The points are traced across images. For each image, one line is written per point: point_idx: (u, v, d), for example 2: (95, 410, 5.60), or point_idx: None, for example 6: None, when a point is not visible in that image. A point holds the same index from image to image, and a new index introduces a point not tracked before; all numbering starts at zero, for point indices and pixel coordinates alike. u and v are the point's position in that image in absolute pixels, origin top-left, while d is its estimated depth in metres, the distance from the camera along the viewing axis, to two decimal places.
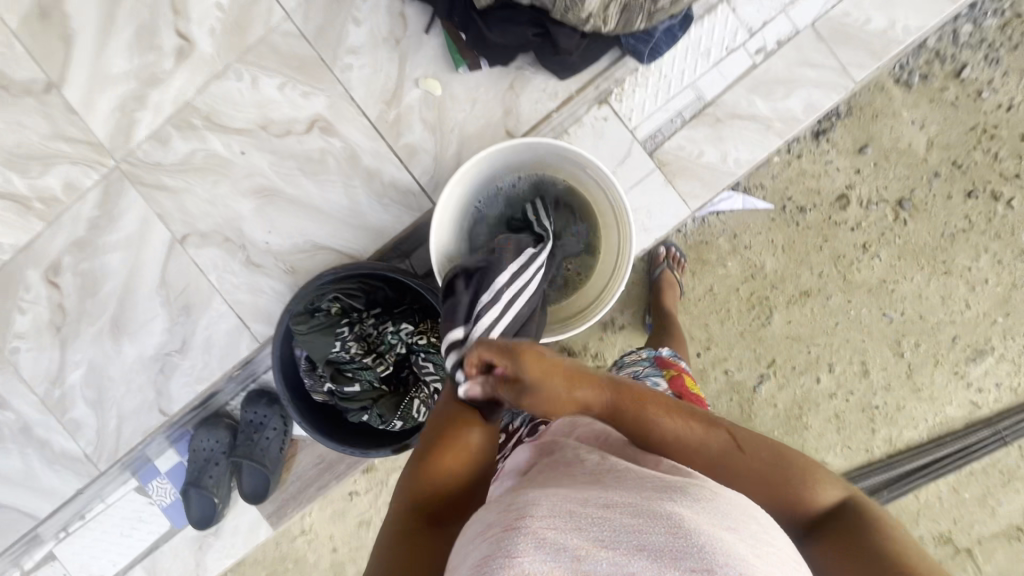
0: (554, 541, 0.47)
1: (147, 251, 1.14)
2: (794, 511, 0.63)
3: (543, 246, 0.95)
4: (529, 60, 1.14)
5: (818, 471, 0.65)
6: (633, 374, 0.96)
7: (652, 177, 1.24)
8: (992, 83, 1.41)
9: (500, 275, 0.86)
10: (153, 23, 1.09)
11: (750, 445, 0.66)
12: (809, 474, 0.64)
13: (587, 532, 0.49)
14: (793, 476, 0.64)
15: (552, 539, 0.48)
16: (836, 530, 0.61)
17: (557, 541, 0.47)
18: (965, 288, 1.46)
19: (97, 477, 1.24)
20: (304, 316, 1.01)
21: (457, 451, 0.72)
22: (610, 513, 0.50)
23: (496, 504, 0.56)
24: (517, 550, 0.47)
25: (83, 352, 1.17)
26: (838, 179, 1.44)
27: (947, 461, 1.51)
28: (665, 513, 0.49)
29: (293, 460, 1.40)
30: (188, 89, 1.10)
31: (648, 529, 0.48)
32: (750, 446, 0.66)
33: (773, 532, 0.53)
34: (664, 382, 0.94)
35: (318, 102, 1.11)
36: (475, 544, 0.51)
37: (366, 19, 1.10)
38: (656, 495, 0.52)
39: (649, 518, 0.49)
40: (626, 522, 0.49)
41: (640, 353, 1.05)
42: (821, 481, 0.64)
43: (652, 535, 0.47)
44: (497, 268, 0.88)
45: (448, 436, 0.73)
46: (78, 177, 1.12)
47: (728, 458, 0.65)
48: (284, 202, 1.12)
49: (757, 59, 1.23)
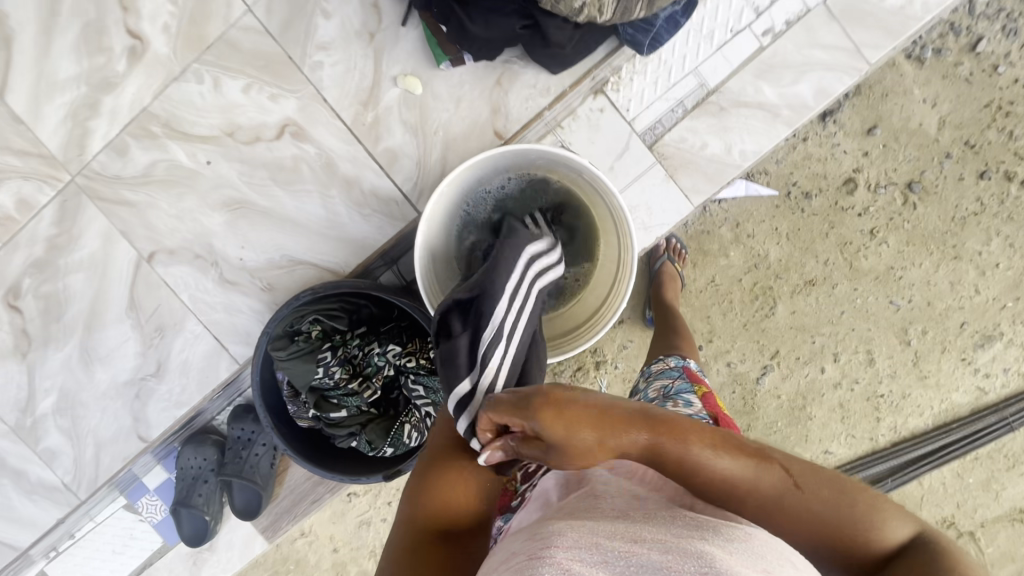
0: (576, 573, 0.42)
1: (113, 270, 1.07)
2: (859, 556, 0.54)
3: (536, 260, 0.88)
4: (517, 52, 1.05)
5: (885, 508, 0.55)
6: (663, 389, 0.91)
7: (652, 173, 1.16)
8: (1009, 56, 1.32)
9: (496, 306, 0.80)
10: (101, 23, 1.00)
11: (807, 482, 0.56)
12: (875, 513, 0.55)
13: (612, 565, 0.43)
14: (856, 515, 0.54)
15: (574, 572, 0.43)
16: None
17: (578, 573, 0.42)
18: (975, 272, 1.39)
19: (78, 505, 1.20)
20: (283, 341, 0.95)
21: (453, 475, 0.72)
22: (639, 548, 0.45)
23: (518, 540, 0.52)
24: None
25: (53, 378, 1.12)
26: (845, 162, 1.36)
27: (952, 448, 1.47)
28: (698, 551, 0.43)
29: (285, 474, 1.33)
30: (143, 95, 1.02)
31: (679, 564, 0.42)
32: (809, 483, 0.56)
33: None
34: (696, 400, 0.87)
35: (288, 105, 1.03)
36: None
37: (336, 11, 1.02)
38: (688, 534, 0.46)
39: (681, 555, 0.43)
40: (655, 558, 0.43)
41: (667, 362, 1.01)
42: (887, 520, 0.54)
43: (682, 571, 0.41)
44: (491, 294, 0.81)
45: (449, 461, 0.73)
46: (31, 193, 1.04)
47: (782, 501, 0.55)
48: (256, 215, 1.06)
49: (764, 41, 1.14)
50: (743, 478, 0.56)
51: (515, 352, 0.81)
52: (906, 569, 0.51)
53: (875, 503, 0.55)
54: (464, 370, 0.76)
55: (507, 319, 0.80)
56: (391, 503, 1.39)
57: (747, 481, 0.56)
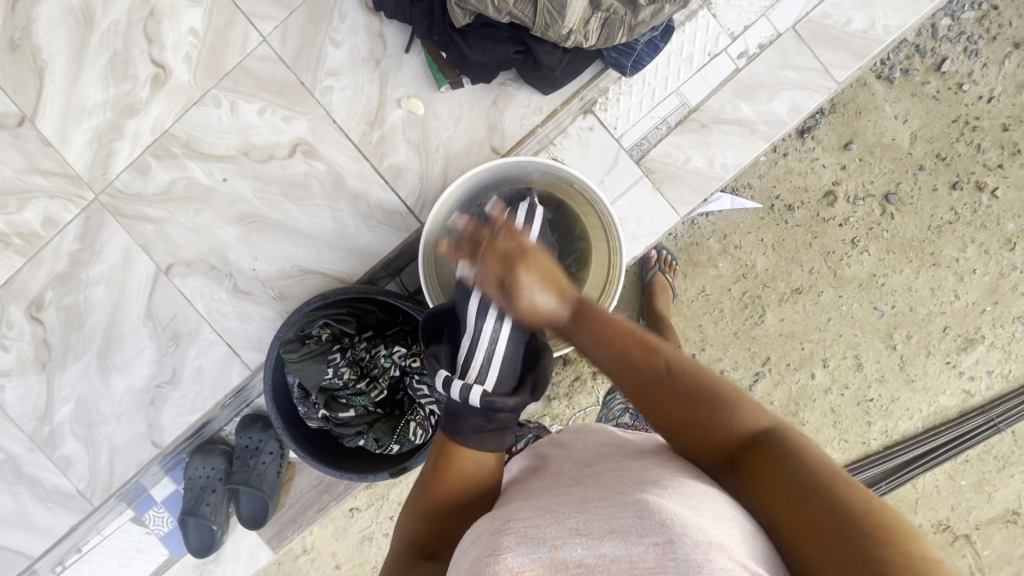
0: (533, 536, 0.48)
1: (132, 283, 1.13)
2: (724, 435, 0.53)
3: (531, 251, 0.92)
4: (511, 75, 1.14)
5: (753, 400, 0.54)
6: None
7: (639, 186, 1.23)
8: (972, 75, 1.42)
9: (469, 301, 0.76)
10: (127, 54, 1.09)
11: (679, 372, 0.57)
12: (741, 405, 0.54)
13: (563, 524, 0.49)
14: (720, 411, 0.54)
15: (531, 535, 0.48)
16: (753, 460, 0.50)
17: (534, 535, 0.48)
18: (954, 278, 1.46)
19: (92, 513, 1.24)
20: (295, 343, 1.01)
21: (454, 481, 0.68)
22: (587, 507, 0.51)
23: (483, 519, 0.56)
24: (496, 546, 0.47)
25: (71, 387, 1.16)
26: (824, 175, 1.45)
27: (943, 450, 1.51)
28: (635, 498, 0.49)
29: (291, 482, 1.36)
30: (165, 118, 1.10)
31: (618, 512, 0.48)
32: (677, 369, 0.57)
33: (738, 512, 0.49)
34: None
35: (300, 126, 1.11)
36: (459, 554, 0.52)
37: (345, 39, 1.10)
38: (631, 487, 0.51)
39: (619, 505, 0.48)
40: (599, 513, 0.49)
41: None
42: (747, 413, 0.54)
43: (620, 518, 0.47)
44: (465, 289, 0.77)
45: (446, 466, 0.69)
46: (57, 212, 1.11)
47: (653, 387, 0.57)
48: (269, 228, 1.12)
49: (740, 63, 1.23)
50: (621, 350, 0.60)
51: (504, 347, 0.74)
52: (758, 460, 0.50)
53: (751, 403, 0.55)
54: (448, 367, 0.78)
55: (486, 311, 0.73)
56: (393, 517, 1.40)
57: (625, 357, 0.59)
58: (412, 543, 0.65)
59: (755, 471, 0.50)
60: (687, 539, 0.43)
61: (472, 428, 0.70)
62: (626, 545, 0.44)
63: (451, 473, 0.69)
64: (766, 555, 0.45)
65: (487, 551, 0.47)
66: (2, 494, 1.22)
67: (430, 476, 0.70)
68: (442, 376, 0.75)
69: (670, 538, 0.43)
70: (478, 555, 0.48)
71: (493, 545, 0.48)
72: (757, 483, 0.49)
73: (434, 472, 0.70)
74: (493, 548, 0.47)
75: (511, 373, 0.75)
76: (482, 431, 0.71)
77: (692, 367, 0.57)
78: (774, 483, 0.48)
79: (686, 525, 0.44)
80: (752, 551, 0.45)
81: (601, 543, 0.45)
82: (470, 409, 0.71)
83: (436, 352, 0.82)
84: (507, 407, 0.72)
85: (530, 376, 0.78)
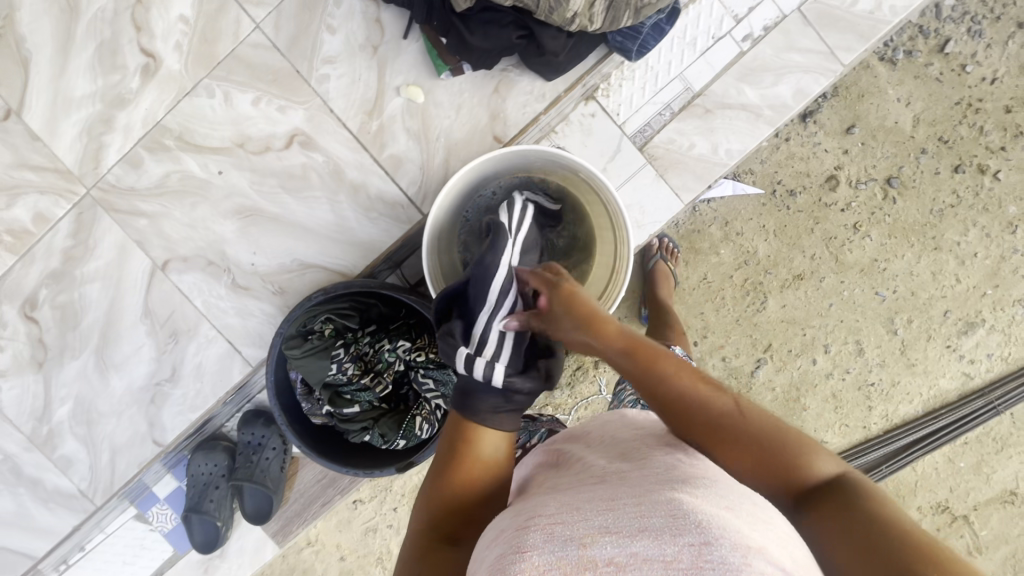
0: (560, 534, 0.48)
1: (128, 279, 1.11)
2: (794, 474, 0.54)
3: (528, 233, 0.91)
4: (513, 61, 1.11)
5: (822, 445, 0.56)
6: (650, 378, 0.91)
7: (642, 173, 1.21)
8: (975, 56, 1.40)
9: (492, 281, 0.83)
10: (115, 43, 1.05)
11: (750, 410, 0.59)
12: (808, 446, 0.56)
13: (591, 521, 0.48)
14: (788, 445, 0.55)
15: (558, 532, 0.48)
16: (824, 498, 0.52)
17: (561, 533, 0.48)
18: (955, 262, 1.45)
19: (94, 512, 1.22)
20: (297, 339, 0.99)
21: (471, 467, 0.70)
22: (616, 505, 0.50)
23: (504, 518, 0.56)
24: (523, 545, 0.47)
25: (69, 387, 1.15)
26: (826, 160, 1.43)
27: (943, 433, 1.52)
28: (669, 498, 0.48)
29: (295, 477, 1.35)
30: (157, 109, 1.07)
31: (649, 511, 0.47)
32: (749, 410, 0.59)
33: (770, 512, 0.49)
34: None
35: (296, 116, 1.08)
36: (483, 550, 0.52)
37: (341, 25, 1.07)
38: (662, 485, 0.51)
39: (651, 504, 0.48)
40: (628, 510, 0.48)
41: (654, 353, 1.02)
42: (815, 453, 0.55)
43: (652, 517, 0.46)
44: (484, 275, 0.84)
45: (461, 454, 0.71)
46: (48, 208, 1.08)
47: (718, 417, 0.58)
48: (267, 222, 1.10)
49: (744, 46, 1.21)
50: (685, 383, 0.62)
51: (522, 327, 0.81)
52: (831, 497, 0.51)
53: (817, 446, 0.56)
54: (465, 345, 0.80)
55: (509, 289, 0.83)
56: (397, 509, 1.40)
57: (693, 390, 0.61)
58: (431, 526, 0.66)
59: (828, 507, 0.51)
60: (724, 542, 0.42)
61: (487, 407, 0.74)
62: (659, 545, 0.43)
63: (468, 457, 0.70)
64: (804, 560, 0.45)
65: (515, 550, 0.47)
66: (3, 495, 1.20)
67: (444, 465, 0.71)
68: (464, 356, 0.77)
69: (706, 540, 0.42)
70: (505, 553, 0.47)
71: (519, 544, 0.48)
72: (832, 516, 0.50)
73: (449, 458, 0.71)
74: (521, 549, 0.47)
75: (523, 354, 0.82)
76: (498, 410, 0.74)
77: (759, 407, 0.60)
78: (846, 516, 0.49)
79: (721, 527, 0.44)
80: (786, 552, 0.44)
81: (632, 541, 0.45)
82: (492, 388, 0.75)
83: (448, 330, 0.83)
84: (524, 388, 0.76)
85: (543, 362, 0.83)
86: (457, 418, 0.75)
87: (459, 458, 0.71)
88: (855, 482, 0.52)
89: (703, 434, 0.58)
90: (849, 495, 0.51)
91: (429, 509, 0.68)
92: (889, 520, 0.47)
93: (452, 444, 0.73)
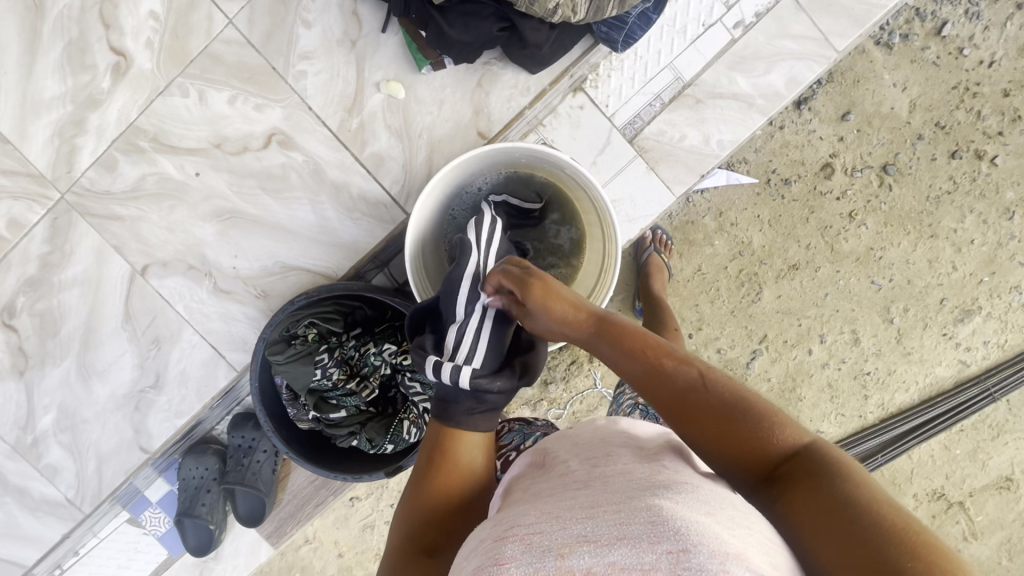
0: (538, 544, 0.46)
1: (108, 285, 1.09)
2: (759, 445, 0.53)
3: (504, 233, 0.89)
4: (496, 54, 1.08)
5: (791, 415, 0.55)
6: None
7: (633, 166, 1.19)
8: (973, 39, 1.36)
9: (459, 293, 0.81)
10: (84, 41, 1.02)
11: (715, 382, 0.59)
12: (777, 416, 0.55)
13: (568, 529, 0.47)
14: (751, 418, 0.54)
15: (536, 542, 0.46)
16: (789, 472, 0.51)
17: (538, 543, 0.46)
18: (952, 250, 1.43)
19: (84, 519, 1.21)
20: (280, 344, 0.97)
21: (450, 477, 0.68)
22: (595, 511, 0.48)
23: (485, 523, 0.54)
24: (500, 556, 0.45)
25: (51, 395, 1.13)
26: (821, 148, 1.40)
27: (939, 421, 1.51)
28: (649, 504, 0.46)
29: (287, 479, 1.33)
30: (130, 110, 1.04)
31: (629, 518, 0.45)
32: (716, 382, 0.58)
33: (753, 518, 0.47)
34: None
35: (274, 114, 1.05)
36: (461, 560, 0.50)
37: (317, 19, 1.03)
38: (643, 491, 0.49)
39: (631, 510, 0.46)
40: (608, 518, 0.46)
41: None
42: (783, 422, 0.54)
43: (632, 525, 0.44)
44: (450, 287, 0.82)
45: (439, 463, 0.69)
46: (22, 213, 1.05)
47: (682, 394, 0.59)
48: (247, 224, 1.07)
49: (736, 33, 1.17)
50: (651, 361, 0.63)
51: (489, 331, 0.80)
52: (794, 468, 0.50)
53: (788, 417, 0.55)
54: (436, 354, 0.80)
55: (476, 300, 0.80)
56: (393, 505, 1.40)
57: (658, 369, 0.62)
58: (411, 535, 0.65)
59: (791, 484, 0.50)
60: (702, 550, 0.40)
61: (464, 413, 0.72)
62: (637, 553, 0.42)
63: (446, 467, 0.69)
64: (784, 565, 0.44)
65: (491, 562, 0.45)
66: None
67: (423, 474, 0.69)
68: (432, 362, 0.76)
69: (684, 547, 0.41)
70: (481, 564, 0.46)
71: (496, 555, 0.46)
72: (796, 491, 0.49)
73: (427, 467, 0.70)
74: (498, 561, 0.45)
75: (496, 354, 0.79)
76: (473, 412, 0.73)
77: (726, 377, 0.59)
78: (808, 491, 0.48)
79: (701, 533, 0.42)
80: (767, 560, 0.43)
81: (611, 550, 0.43)
82: (461, 391, 0.73)
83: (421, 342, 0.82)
84: (495, 388, 0.74)
85: (520, 359, 0.81)
86: (439, 425, 0.73)
87: (437, 467, 0.69)
88: (820, 451, 0.51)
89: (672, 413, 0.59)
90: (813, 466, 0.50)
91: (409, 517, 0.67)
92: (846, 494, 0.47)
93: (430, 453, 0.71)
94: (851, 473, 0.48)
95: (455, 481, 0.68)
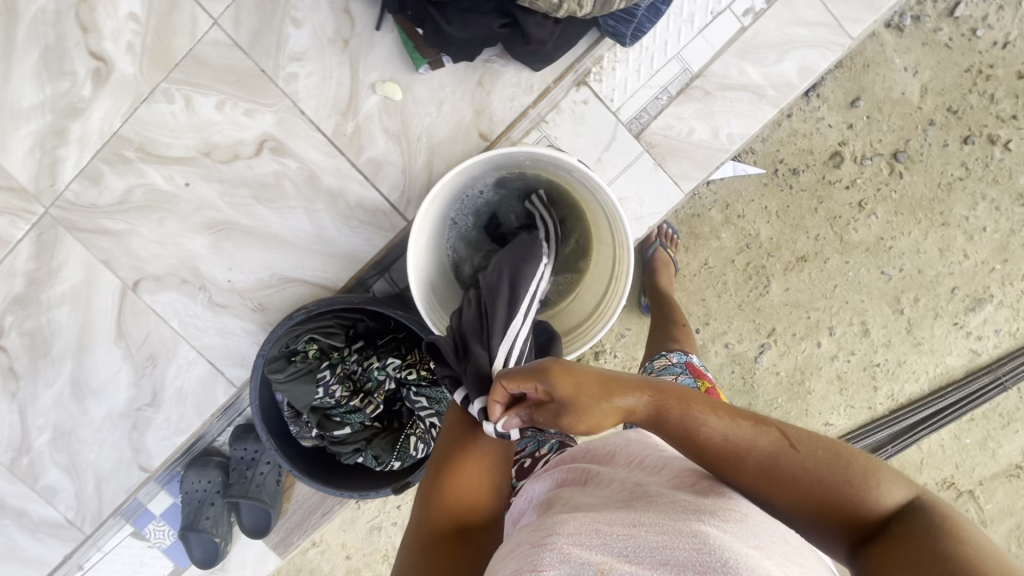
0: (578, 557, 0.43)
1: (98, 301, 1.05)
2: (859, 510, 0.49)
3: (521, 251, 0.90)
4: (495, 50, 1.02)
5: (883, 465, 0.51)
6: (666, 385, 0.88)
7: (639, 162, 1.14)
8: (987, 19, 1.31)
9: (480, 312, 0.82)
10: (61, 47, 0.96)
11: (801, 445, 0.53)
12: (872, 473, 0.50)
13: (609, 545, 0.44)
14: (846, 479, 0.50)
15: (576, 555, 0.43)
16: (894, 535, 0.46)
17: (579, 556, 0.43)
18: (964, 237, 1.40)
19: (86, 538, 1.19)
20: (280, 362, 0.94)
21: (469, 465, 0.68)
22: (637, 529, 0.45)
23: (520, 533, 0.51)
24: (540, 565, 0.43)
25: (46, 416, 1.09)
26: (830, 136, 1.36)
27: (949, 410, 1.49)
28: (694, 530, 0.43)
29: (292, 489, 1.30)
30: (113, 118, 0.99)
31: (673, 543, 0.43)
32: (803, 445, 0.53)
33: (805, 553, 0.46)
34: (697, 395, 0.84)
35: (265, 119, 1.00)
36: (494, 570, 0.47)
37: (307, 18, 0.98)
38: (686, 514, 0.46)
39: (676, 534, 0.43)
40: (650, 539, 0.44)
41: (667, 358, 0.98)
42: (878, 478, 0.50)
43: (676, 550, 0.42)
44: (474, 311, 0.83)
45: (460, 450, 0.70)
46: (4, 229, 1.01)
47: (769, 466, 0.52)
48: (240, 236, 1.03)
49: (745, 21, 1.12)
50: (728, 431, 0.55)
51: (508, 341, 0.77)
52: (900, 529, 0.47)
53: (880, 467, 0.51)
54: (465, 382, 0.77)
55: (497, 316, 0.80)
56: (400, 506, 1.38)
57: (739, 443, 0.54)
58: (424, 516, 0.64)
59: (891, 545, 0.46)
60: None
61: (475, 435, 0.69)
62: None
63: (466, 454, 0.69)
64: None
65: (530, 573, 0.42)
66: None
67: (442, 461, 0.69)
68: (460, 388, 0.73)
69: None
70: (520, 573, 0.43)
71: (535, 565, 0.43)
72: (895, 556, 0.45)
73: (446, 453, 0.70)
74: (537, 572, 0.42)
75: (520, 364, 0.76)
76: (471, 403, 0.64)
77: (808, 433, 0.54)
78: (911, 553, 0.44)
79: (751, 568, 0.39)
80: None
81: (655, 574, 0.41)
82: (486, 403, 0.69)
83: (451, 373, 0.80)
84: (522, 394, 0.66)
85: None
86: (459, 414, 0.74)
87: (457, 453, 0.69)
88: (923, 508, 0.47)
89: (762, 489, 0.52)
90: (919, 525, 0.46)
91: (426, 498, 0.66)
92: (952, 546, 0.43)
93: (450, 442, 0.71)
94: (958, 528, 0.45)
95: (473, 470, 0.68)
